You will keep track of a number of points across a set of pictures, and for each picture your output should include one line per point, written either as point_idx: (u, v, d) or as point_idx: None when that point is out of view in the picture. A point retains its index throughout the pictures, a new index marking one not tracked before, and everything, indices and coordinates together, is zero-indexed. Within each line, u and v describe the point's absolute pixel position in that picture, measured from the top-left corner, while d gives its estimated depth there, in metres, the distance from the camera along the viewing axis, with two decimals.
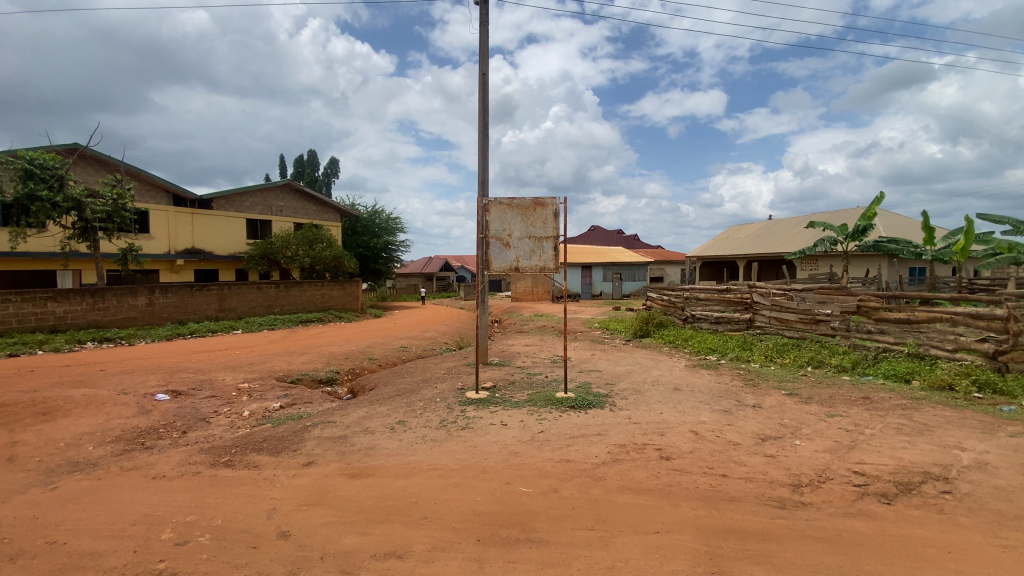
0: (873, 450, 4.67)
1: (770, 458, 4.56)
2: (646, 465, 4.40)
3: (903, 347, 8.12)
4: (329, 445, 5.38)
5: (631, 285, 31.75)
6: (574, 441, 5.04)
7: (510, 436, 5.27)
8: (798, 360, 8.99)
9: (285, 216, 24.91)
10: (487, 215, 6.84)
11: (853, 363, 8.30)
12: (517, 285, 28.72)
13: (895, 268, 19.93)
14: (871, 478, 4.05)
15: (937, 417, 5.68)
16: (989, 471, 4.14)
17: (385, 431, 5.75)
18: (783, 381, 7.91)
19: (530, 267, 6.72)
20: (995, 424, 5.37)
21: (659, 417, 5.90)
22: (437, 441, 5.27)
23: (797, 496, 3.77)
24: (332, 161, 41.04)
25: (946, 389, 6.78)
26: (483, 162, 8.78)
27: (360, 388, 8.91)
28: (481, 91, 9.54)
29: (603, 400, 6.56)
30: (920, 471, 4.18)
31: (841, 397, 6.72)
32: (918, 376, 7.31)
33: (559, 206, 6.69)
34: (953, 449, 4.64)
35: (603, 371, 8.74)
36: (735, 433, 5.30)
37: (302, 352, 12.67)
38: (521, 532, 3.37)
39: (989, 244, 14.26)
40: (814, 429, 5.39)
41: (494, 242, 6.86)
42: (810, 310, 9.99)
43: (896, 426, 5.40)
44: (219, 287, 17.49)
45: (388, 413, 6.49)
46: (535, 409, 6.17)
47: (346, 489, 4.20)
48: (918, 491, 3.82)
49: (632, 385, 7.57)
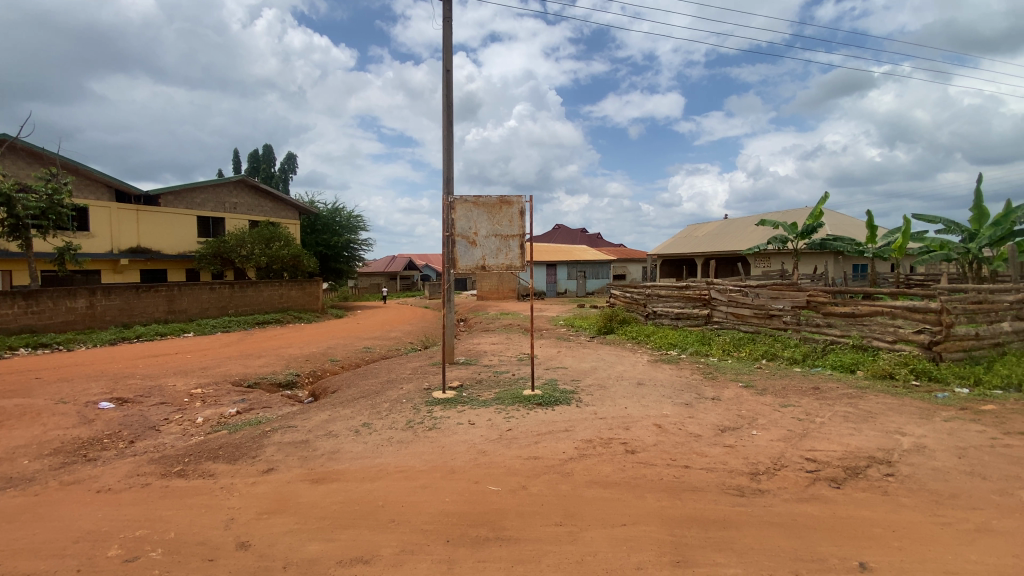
0: (824, 437, 4.91)
1: (730, 448, 4.72)
2: (612, 459, 4.48)
3: (848, 339, 8.58)
4: (290, 450, 5.22)
5: (595, 283, 32.38)
6: (542, 437, 5.08)
7: (477, 435, 5.24)
8: (753, 354, 9.38)
9: (239, 213, 23.88)
10: (453, 213, 6.77)
11: (803, 355, 8.74)
12: (483, 284, 28.68)
13: (840, 265, 21.11)
14: (822, 464, 4.27)
15: (880, 404, 6.05)
16: (927, 453, 4.43)
17: (350, 434, 5.62)
18: (739, 373, 8.27)
19: (496, 265, 6.71)
20: (930, 409, 5.78)
21: (624, 412, 6.03)
22: (404, 442, 5.20)
23: (755, 483, 3.93)
24: (290, 156, 39.62)
25: (887, 378, 7.27)
26: (448, 161, 8.69)
27: (322, 391, 8.67)
28: (445, 88, 9.47)
29: (570, 397, 6.62)
30: (865, 455, 4.44)
31: (794, 388, 7.05)
32: (862, 366, 7.78)
33: (525, 205, 6.71)
34: (895, 434, 4.95)
35: (569, 367, 8.83)
36: (697, 425, 5.47)
37: (259, 354, 12.24)
38: (490, 531, 3.36)
39: (923, 242, 15.17)
40: (769, 419, 5.63)
41: (460, 240, 6.78)
42: (763, 304, 10.40)
43: (843, 414, 5.71)
44: (168, 287, 16.64)
45: (352, 415, 6.36)
46: (502, 407, 6.18)
47: (310, 495, 4.08)
48: (865, 475, 4.06)
49: (598, 381, 7.71)
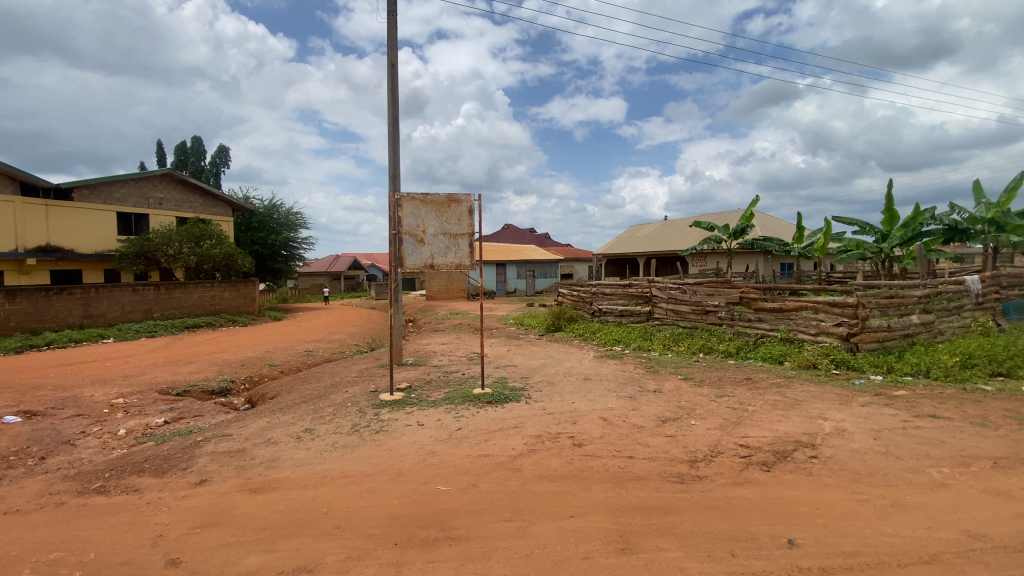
0: (756, 425, 5.25)
1: (671, 437, 4.94)
2: (561, 453, 4.56)
3: (777, 332, 9.19)
4: (226, 460, 4.93)
5: (544, 282, 32.83)
6: (492, 435, 5.09)
7: (427, 435, 5.17)
8: (691, 348, 9.85)
9: (165, 209, 22.24)
10: (400, 210, 6.61)
11: (737, 348, 9.30)
12: (431, 283, 28.27)
13: (769, 263, 22.53)
14: (754, 449, 4.56)
15: (805, 392, 6.54)
16: (846, 436, 4.84)
17: (291, 441, 5.39)
18: (679, 366, 8.67)
19: (446, 264, 6.65)
20: (848, 396, 6.31)
21: (572, 406, 6.15)
22: (350, 447, 5.05)
23: (694, 470, 4.14)
24: (222, 148, 37.32)
25: (811, 367, 7.88)
26: (394, 158, 8.50)
27: (260, 398, 8.23)
28: (390, 83, 9.26)
29: (520, 394, 6.67)
30: (792, 440, 4.78)
31: (729, 379, 7.49)
32: (789, 357, 8.36)
33: (474, 203, 6.71)
34: (818, 419, 5.37)
35: (519, 365, 8.91)
36: (640, 417, 5.67)
37: (189, 360, 11.47)
38: (440, 531, 3.34)
39: (842, 241, 16.44)
40: (707, 409, 5.93)
41: (407, 238, 6.62)
42: (700, 301, 10.90)
43: (773, 402, 6.12)
44: (84, 289, 15.33)
45: (293, 421, 6.11)
46: (452, 406, 6.14)
47: (248, 506, 3.88)
48: (792, 458, 4.37)
49: (547, 378, 7.84)
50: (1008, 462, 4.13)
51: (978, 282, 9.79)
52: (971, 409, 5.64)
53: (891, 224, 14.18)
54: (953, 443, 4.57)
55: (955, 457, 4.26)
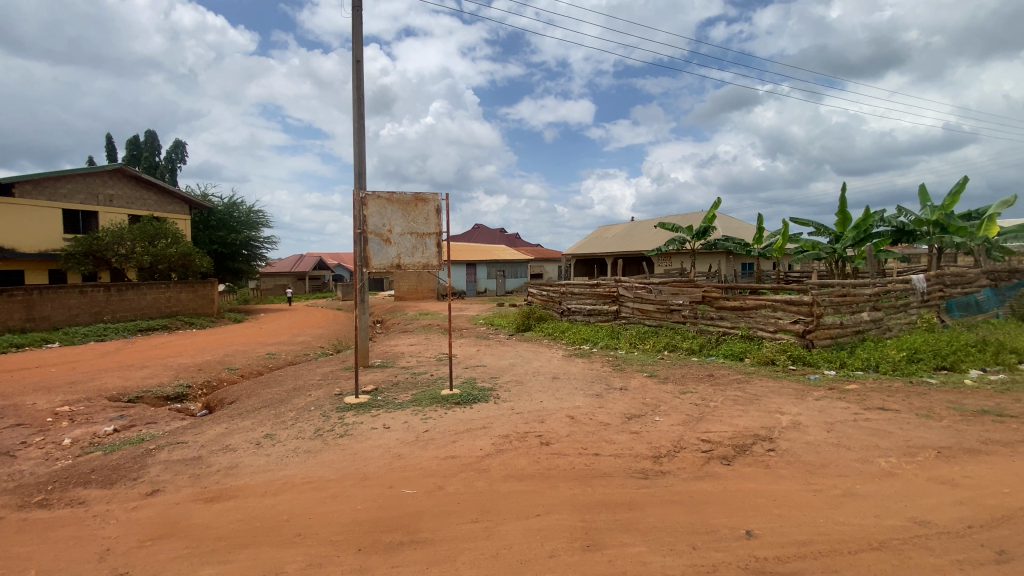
0: (717, 420, 5.39)
1: (636, 434, 5.03)
2: (528, 453, 4.57)
3: (738, 330, 9.48)
4: (180, 469, 4.72)
5: (514, 282, 32.90)
6: (459, 436, 5.05)
7: (393, 438, 5.09)
8: (657, 346, 10.06)
9: (116, 206, 21.13)
10: (365, 209, 6.46)
11: (700, 346, 9.55)
12: (400, 283, 27.89)
13: (731, 263, 23.23)
14: (715, 444, 4.68)
15: (764, 387, 6.78)
16: (801, 429, 5.03)
17: (250, 447, 5.21)
18: (645, 364, 8.83)
19: (413, 264, 6.56)
20: (803, 390, 6.56)
21: (540, 406, 6.17)
22: (313, 452, 4.92)
23: (658, 466, 4.21)
24: (179, 143, 35.80)
25: (770, 364, 8.17)
26: (359, 156, 8.34)
27: (218, 403, 7.92)
28: (356, 79, 9.09)
29: (489, 394, 6.65)
30: (751, 434, 4.93)
31: (692, 375, 7.69)
32: (749, 354, 8.66)
33: (442, 203, 6.66)
34: (776, 413, 5.56)
35: (488, 365, 8.89)
36: (606, 415, 5.76)
37: (142, 365, 10.93)
38: (405, 534, 3.28)
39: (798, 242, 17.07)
40: (671, 405, 6.07)
41: (373, 238, 6.48)
42: (664, 300, 11.14)
43: (733, 397, 6.31)
44: (26, 291, 14.56)
45: (253, 426, 5.90)
46: (419, 408, 6.06)
47: (203, 516, 3.72)
48: (751, 451, 4.51)
49: (516, 377, 7.84)
50: (949, 451, 4.37)
51: (923, 281, 10.36)
52: (916, 401, 5.95)
53: (844, 225, 14.71)
54: (899, 434, 4.82)
55: (901, 447, 4.48)
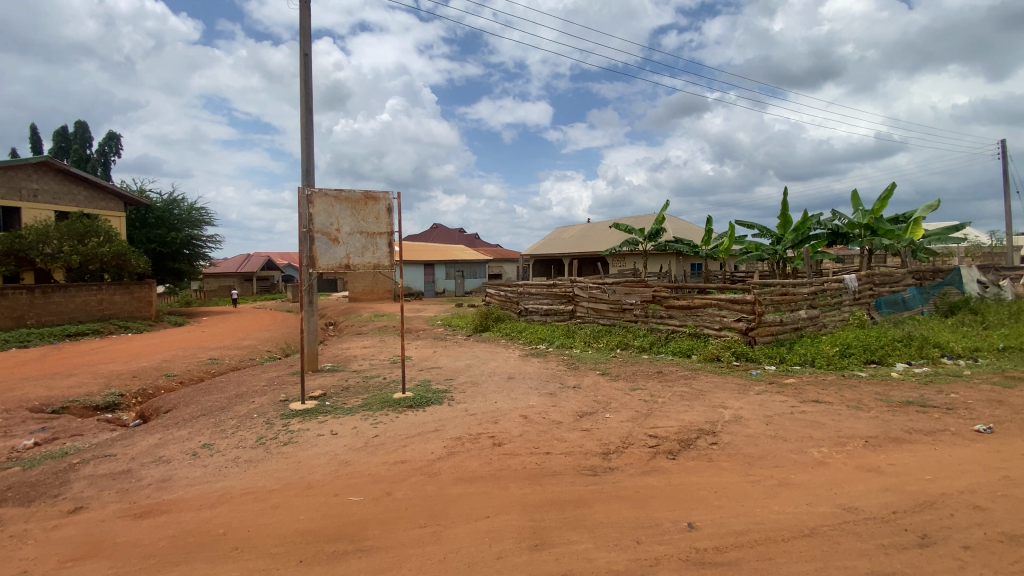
0: (664, 415, 5.55)
1: (587, 431, 5.10)
2: (480, 454, 4.54)
3: (686, 328, 9.81)
4: (107, 483, 4.40)
5: (472, 282, 32.74)
6: (410, 440, 4.96)
7: (340, 445, 4.94)
8: (610, 344, 10.27)
9: (41, 202, 19.50)
10: (312, 207, 6.25)
11: (651, 343, 9.83)
12: (354, 284, 27.18)
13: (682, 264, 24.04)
14: (662, 439, 4.82)
15: (710, 383, 7.05)
16: (742, 422, 5.25)
17: (186, 458, 4.92)
18: (598, 362, 8.99)
19: (362, 264, 6.40)
20: (746, 385, 6.86)
21: (494, 406, 6.14)
22: (254, 461, 4.70)
23: (606, 462, 4.29)
24: (113, 135, 33.49)
25: (715, 360, 8.51)
26: (307, 152, 8.05)
27: (153, 412, 7.44)
28: (303, 73, 8.78)
29: (442, 396, 6.57)
30: (696, 428, 5.11)
31: (642, 372, 7.89)
32: (696, 351, 8.99)
33: (393, 202, 6.53)
34: (720, 408, 5.78)
35: (443, 367, 8.79)
36: (559, 413, 5.81)
37: (69, 373, 10.14)
38: (349, 543, 3.18)
39: (743, 243, 17.82)
40: (621, 402, 6.20)
41: (320, 237, 6.26)
42: (618, 300, 11.37)
43: (680, 393, 6.52)
44: None
45: (190, 436, 5.58)
46: (369, 413, 5.90)
47: (132, 533, 3.48)
48: (695, 445, 4.66)
49: (471, 379, 7.79)
50: (876, 440, 4.68)
51: (854, 281, 11.06)
52: (847, 393, 6.36)
53: (784, 228, 15.49)
54: (832, 425, 5.11)
55: (832, 437, 4.76)
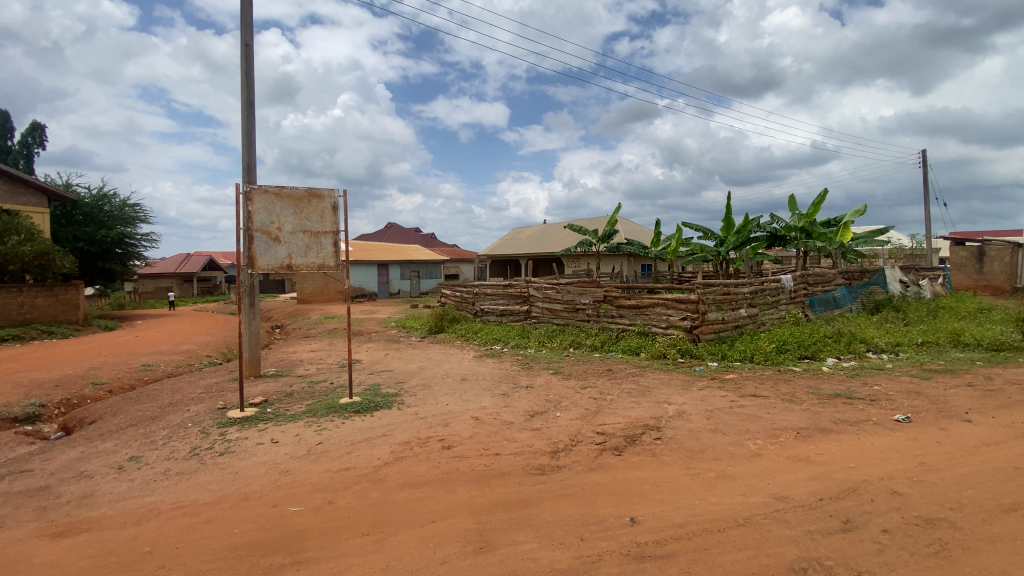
0: (612, 412, 5.66)
1: (537, 431, 5.13)
2: (428, 458, 4.47)
3: (635, 327, 10.06)
4: (18, 503, 4.02)
5: (428, 283, 32.33)
6: (355, 446, 4.82)
7: (281, 453, 4.73)
8: (563, 344, 10.40)
9: None
10: (251, 204, 5.98)
11: (602, 342, 10.04)
12: (304, 285, 26.23)
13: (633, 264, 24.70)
14: (609, 435, 4.91)
15: (656, 379, 7.28)
16: (685, 417, 5.44)
17: (111, 472, 4.57)
18: (551, 361, 9.08)
19: (305, 264, 6.17)
20: (690, 381, 7.12)
21: (445, 409, 6.08)
22: (187, 473, 4.43)
23: (554, 460, 4.33)
24: (37, 125, 30.83)
25: (662, 357, 8.80)
26: (247, 147, 7.69)
27: (76, 424, 6.88)
28: (244, 64, 8.38)
29: (391, 400, 6.43)
30: (642, 424, 5.24)
31: (593, 371, 8.04)
32: (644, 349, 9.25)
33: (338, 200, 6.34)
34: (665, 404, 5.97)
35: (394, 370, 8.61)
36: (510, 413, 5.82)
37: None
38: (287, 556, 3.05)
39: (690, 245, 18.51)
40: (572, 400, 6.28)
41: (259, 236, 5.99)
42: (571, 300, 11.53)
43: (629, 390, 6.67)
44: None
45: (116, 449, 5.19)
46: (313, 420, 5.69)
47: (43, 555, 3.19)
48: (640, 441, 4.78)
49: (423, 381, 7.66)
50: (806, 431, 4.96)
51: (790, 281, 11.71)
52: (783, 387, 6.72)
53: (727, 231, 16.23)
54: (767, 418, 5.38)
55: (768, 430, 5.01)
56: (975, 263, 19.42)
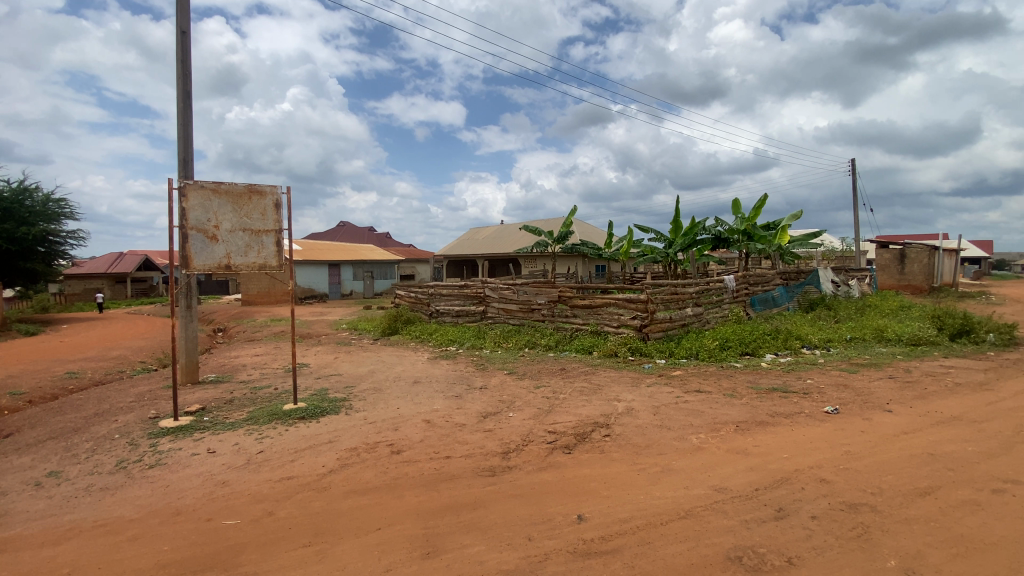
0: (564, 411, 5.73)
1: (489, 432, 5.11)
2: (376, 463, 4.36)
3: (588, 326, 10.23)
4: None
5: (382, 284, 31.68)
6: (299, 454, 4.64)
7: (219, 464, 4.49)
8: (518, 344, 10.45)
9: None
10: (185, 200, 5.63)
11: (556, 342, 10.16)
12: (250, 286, 25.08)
13: (588, 265, 25.14)
14: (560, 434, 4.96)
15: (607, 377, 7.43)
16: (633, 414, 5.57)
17: (25, 490, 4.18)
18: (506, 361, 9.11)
19: (246, 265, 5.89)
20: (639, 378, 7.32)
21: (395, 412, 5.95)
22: (113, 488, 4.12)
23: (505, 461, 4.32)
24: None
25: (613, 356, 9.00)
26: (184, 140, 7.26)
27: None
28: (180, 51, 7.92)
29: (339, 406, 6.23)
30: (592, 422, 5.33)
31: (547, 370, 8.11)
32: (597, 348, 9.44)
33: (281, 197, 6.10)
34: (615, 401, 6.10)
35: (344, 373, 8.36)
36: (462, 415, 5.77)
37: None
38: (222, 571, 2.89)
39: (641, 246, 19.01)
40: (525, 400, 6.31)
41: (195, 235, 5.66)
42: (527, 300, 11.58)
43: (581, 389, 6.78)
44: None
45: (32, 464, 4.76)
46: (254, 427, 5.44)
47: None
48: (590, 438, 4.86)
49: (374, 385, 7.48)
50: (745, 425, 5.19)
51: (733, 281, 12.24)
52: (725, 382, 7.03)
53: (675, 233, 16.79)
54: (710, 413, 5.60)
55: (710, 424, 5.21)
56: (897, 265, 20.98)
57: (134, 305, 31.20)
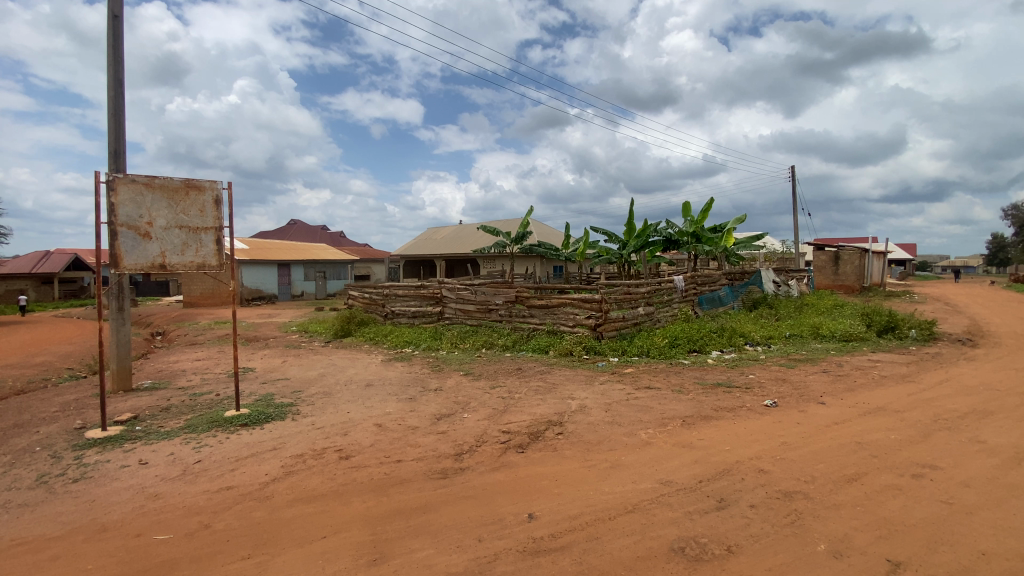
0: (518, 411, 5.75)
1: (442, 434, 5.06)
2: (323, 470, 4.23)
3: (544, 326, 10.32)
4: None
5: (336, 284, 30.83)
6: (241, 463, 4.43)
7: (152, 476, 4.22)
8: (475, 344, 10.43)
9: None
10: (114, 195, 5.27)
11: (513, 342, 10.20)
12: (192, 287, 23.77)
13: (545, 266, 25.38)
14: (513, 434, 4.97)
15: (562, 376, 7.52)
16: (586, 412, 5.66)
17: None
18: (462, 362, 9.07)
19: (182, 264, 5.58)
20: (592, 376, 7.46)
21: (345, 417, 5.79)
22: (30, 505, 3.79)
23: (457, 463, 4.29)
24: None
25: (568, 355, 9.13)
26: (115, 131, 6.80)
27: None
28: (111, 36, 7.41)
29: (285, 411, 6.00)
30: (545, 420, 5.38)
31: (503, 370, 8.13)
32: (552, 347, 9.54)
33: (221, 193, 5.81)
34: (569, 399, 6.18)
35: (292, 377, 8.07)
36: (416, 418, 5.69)
37: None
38: None
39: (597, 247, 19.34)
40: (480, 401, 6.29)
41: (125, 232, 5.31)
42: (484, 300, 11.56)
43: (536, 388, 6.83)
44: None
45: None
46: (192, 436, 5.15)
47: None
48: (543, 437, 4.90)
49: (324, 389, 7.25)
50: (691, 419, 5.38)
51: (682, 281, 12.66)
52: (674, 379, 7.28)
53: (629, 234, 17.19)
54: (659, 408, 5.77)
55: (659, 420, 5.37)
56: (832, 266, 22.34)
57: (62, 305, 29.84)
